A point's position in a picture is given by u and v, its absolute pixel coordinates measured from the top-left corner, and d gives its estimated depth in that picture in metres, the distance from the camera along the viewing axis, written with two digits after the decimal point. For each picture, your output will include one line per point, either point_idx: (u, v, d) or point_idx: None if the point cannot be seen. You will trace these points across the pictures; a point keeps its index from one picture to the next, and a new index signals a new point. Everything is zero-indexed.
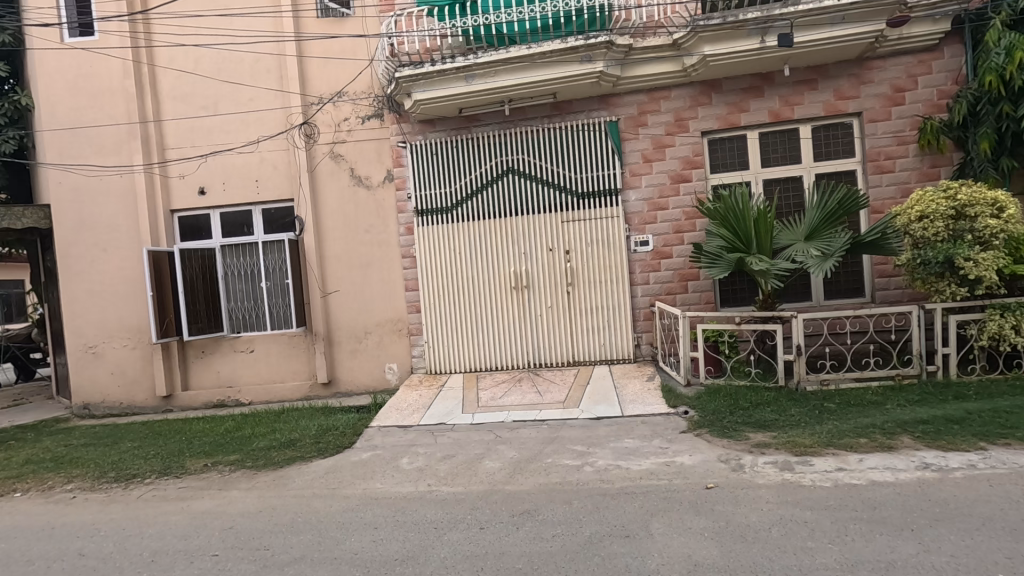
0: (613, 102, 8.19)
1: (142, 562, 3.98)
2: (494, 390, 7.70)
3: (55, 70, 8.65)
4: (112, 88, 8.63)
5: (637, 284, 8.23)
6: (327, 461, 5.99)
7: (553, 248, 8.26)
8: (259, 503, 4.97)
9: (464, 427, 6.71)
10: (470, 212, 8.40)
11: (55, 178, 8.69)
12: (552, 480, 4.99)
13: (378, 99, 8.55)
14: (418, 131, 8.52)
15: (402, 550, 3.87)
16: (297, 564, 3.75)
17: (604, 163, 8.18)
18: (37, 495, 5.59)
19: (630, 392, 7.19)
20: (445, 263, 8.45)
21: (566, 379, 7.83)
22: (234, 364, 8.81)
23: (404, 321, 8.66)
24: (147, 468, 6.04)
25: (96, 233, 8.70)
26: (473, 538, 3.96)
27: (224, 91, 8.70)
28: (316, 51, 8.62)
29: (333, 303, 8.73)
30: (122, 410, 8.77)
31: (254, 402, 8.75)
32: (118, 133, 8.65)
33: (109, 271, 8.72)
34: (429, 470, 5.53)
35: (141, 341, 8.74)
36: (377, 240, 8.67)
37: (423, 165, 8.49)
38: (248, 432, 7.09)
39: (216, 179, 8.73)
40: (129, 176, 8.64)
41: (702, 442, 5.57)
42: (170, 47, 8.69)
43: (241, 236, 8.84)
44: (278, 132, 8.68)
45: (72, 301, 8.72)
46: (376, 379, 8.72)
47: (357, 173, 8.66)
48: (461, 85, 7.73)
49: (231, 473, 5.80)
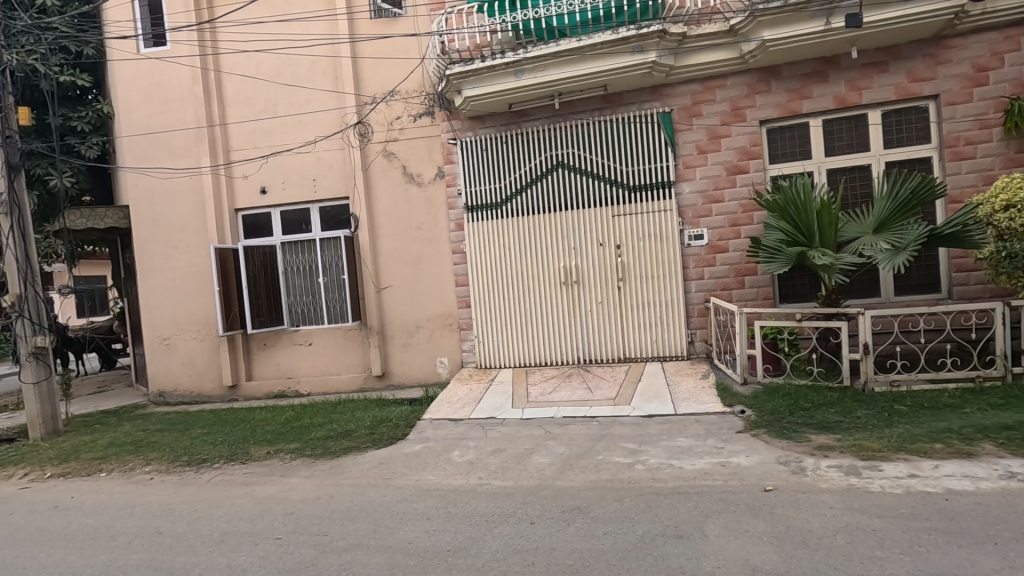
0: (666, 92, 7.99)
1: (212, 542, 4.22)
2: (544, 386, 7.69)
3: (131, 78, 9.23)
4: (181, 94, 9.13)
5: (691, 280, 8.01)
6: (381, 452, 6.16)
7: (603, 243, 8.16)
8: (318, 490, 5.17)
9: (514, 422, 6.75)
10: (520, 208, 8.40)
11: (132, 180, 9.30)
12: (603, 477, 4.94)
13: (430, 96, 8.68)
14: (468, 128, 8.59)
15: (454, 541, 3.94)
16: (354, 551, 3.88)
17: (657, 155, 8.00)
18: (120, 475, 6.04)
19: (683, 390, 7.02)
20: (494, 258, 8.51)
21: (617, 375, 7.74)
22: (293, 356, 9.19)
23: (455, 316, 8.78)
24: (216, 453, 6.39)
25: (168, 231, 9.25)
26: (524, 533, 3.97)
27: (284, 93, 9.05)
28: (369, 52, 8.83)
29: (387, 298, 8.96)
30: (192, 398, 9.31)
31: (312, 393, 9.10)
32: (188, 136, 9.15)
33: (180, 267, 9.26)
34: (479, 463, 5.58)
35: (208, 333, 9.25)
36: (429, 236, 8.81)
37: (473, 161, 8.55)
38: (307, 422, 7.38)
39: (277, 179, 9.10)
40: (197, 178, 9.13)
41: (760, 443, 5.37)
42: (234, 54, 9.10)
43: (300, 233, 9.18)
44: (334, 132, 8.96)
45: (148, 296, 9.33)
46: (427, 373, 8.88)
47: (409, 170, 8.82)
48: (511, 81, 7.72)
49: (292, 461, 6.06)
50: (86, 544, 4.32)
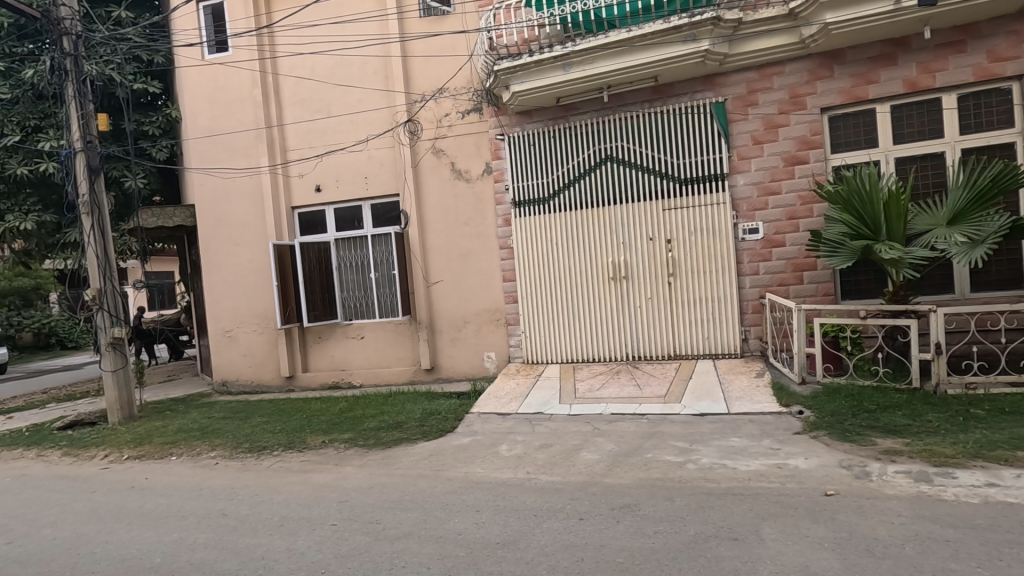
0: (719, 82, 7.74)
1: (272, 525, 4.41)
2: (591, 382, 7.63)
3: (197, 84, 9.72)
4: (242, 97, 9.55)
5: (744, 275, 7.75)
6: (431, 443, 6.28)
7: (653, 237, 8.00)
8: (371, 479, 5.33)
9: (561, 418, 6.73)
10: (568, 202, 8.35)
11: (197, 181, 9.80)
12: (652, 475, 4.86)
13: (478, 93, 8.75)
14: (516, 123, 8.60)
15: (503, 534, 3.97)
16: (406, 540, 3.97)
17: (710, 146, 7.76)
18: (188, 459, 6.42)
19: (737, 389, 6.81)
20: (542, 253, 8.49)
21: (667, 373, 7.58)
22: (346, 349, 9.48)
23: (502, 311, 8.83)
24: (275, 441, 6.68)
25: (230, 229, 9.70)
26: (573, 529, 3.96)
27: (337, 94, 9.31)
28: (419, 51, 8.97)
29: (436, 293, 9.10)
30: (252, 387, 9.76)
31: (364, 384, 9.37)
32: (248, 138, 9.55)
33: (241, 263, 9.70)
34: (527, 458, 5.60)
35: (267, 326, 9.65)
36: (477, 232, 8.89)
37: (521, 156, 8.56)
38: (359, 413, 7.61)
39: (330, 177, 9.38)
40: (256, 177, 9.53)
41: (819, 445, 5.15)
42: (291, 57, 9.44)
43: (352, 230, 9.44)
44: (384, 130, 9.15)
45: (212, 290, 9.83)
46: (475, 367, 8.97)
47: (457, 166, 8.91)
48: (559, 75, 7.66)
49: (346, 450, 6.26)
50: (159, 522, 4.61)
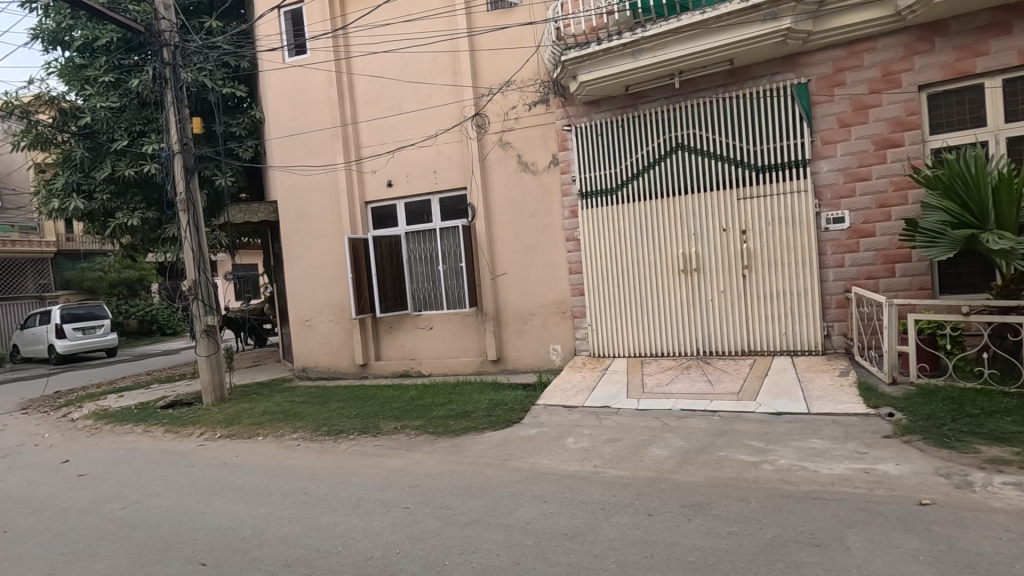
0: (802, 62, 7.30)
1: (350, 505, 4.64)
2: (660, 376, 7.46)
3: (279, 86, 10.28)
4: (319, 97, 10.00)
5: (827, 267, 7.29)
6: (498, 433, 6.37)
7: (727, 228, 7.69)
8: (440, 466, 5.48)
9: (629, 412, 6.63)
10: (636, 193, 8.18)
11: (280, 178, 10.38)
12: (725, 474, 4.70)
13: (545, 84, 8.71)
14: (584, 113, 8.51)
15: (570, 526, 3.98)
16: (475, 526, 4.07)
17: (790, 131, 7.34)
18: (273, 439, 6.86)
19: (818, 388, 6.44)
20: (608, 245, 8.38)
21: (740, 369, 7.28)
22: (416, 339, 9.77)
23: (568, 303, 8.79)
24: (351, 426, 7.01)
25: (308, 224, 10.21)
26: (642, 524, 3.90)
27: (408, 91, 9.55)
28: (487, 45, 9.05)
29: (502, 285, 9.19)
30: (329, 374, 10.27)
31: (433, 373, 9.63)
32: (324, 136, 10.00)
33: (319, 256, 10.21)
34: (594, 451, 5.56)
35: (342, 316, 10.11)
36: (543, 224, 8.88)
37: (588, 147, 8.47)
38: (429, 401, 7.84)
39: (401, 172, 9.66)
40: (332, 174, 9.97)
41: (913, 451, 4.78)
42: (364, 56, 9.77)
43: (421, 224, 9.68)
44: (453, 125, 9.30)
45: (293, 282, 10.41)
46: (541, 359, 9.00)
47: (524, 159, 8.93)
48: (628, 62, 7.48)
49: (416, 436, 6.48)
50: (249, 497, 4.97)
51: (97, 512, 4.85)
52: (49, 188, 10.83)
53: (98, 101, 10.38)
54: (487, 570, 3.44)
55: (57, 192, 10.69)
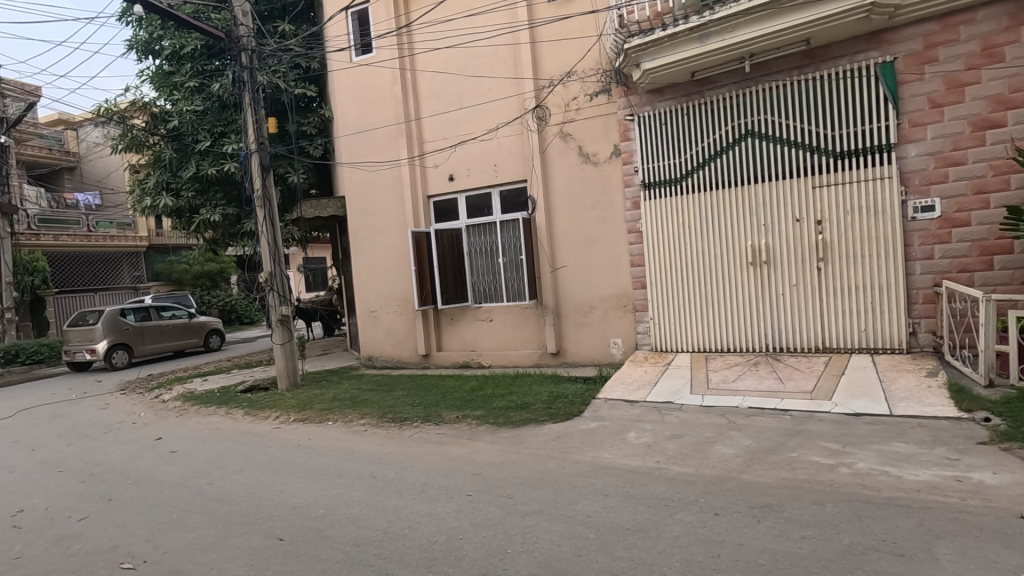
0: (887, 39, 6.81)
1: (415, 490, 4.79)
2: (725, 373, 7.21)
3: (347, 85, 10.64)
4: (385, 94, 10.28)
5: (913, 260, 6.79)
6: (558, 426, 6.38)
7: (801, 219, 7.30)
8: (501, 456, 5.55)
9: (693, 409, 6.45)
10: (702, 182, 7.91)
11: (347, 174, 10.76)
12: (797, 476, 4.49)
13: (607, 73, 8.57)
14: (647, 102, 8.30)
15: (633, 521, 3.93)
16: (536, 516, 4.10)
17: (873, 114, 6.85)
18: (343, 424, 7.18)
19: (901, 389, 6.02)
20: (672, 236, 8.16)
21: (814, 367, 6.92)
22: (476, 331, 9.91)
23: (630, 297, 8.64)
24: (414, 414, 7.22)
25: (373, 218, 10.55)
26: (707, 523, 3.80)
27: (469, 85, 9.65)
28: (548, 36, 9.01)
29: (562, 278, 9.15)
30: (393, 363, 10.60)
31: (493, 365, 9.74)
32: (389, 132, 10.28)
33: (383, 249, 10.53)
34: (657, 447, 5.46)
35: (405, 307, 10.41)
36: (604, 216, 8.76)
37: (651, 136, 8.26)
38: (489, 392, 7.96)
39: (462, 166, 9.78)
40: (396, 169, 10.24)
41: (1012, 460, 4.39)
42: (427, 53, 9.95)
43: (482, 217, 9.77)
44: (513, 118, 9.33)
45: (360, 274, 10.80)
46: (601, 353, 8.91)
47: (585, 150, 8.83)
48: (695, 47, 7.20)
49: (478, 426, 6.58)
50: (322, 478, 5.23)
51: (187, 486, 5.25)
52: (142, 187, 11.74)
53: (184, 105, 11.12)
54: (550, 560, 3.46)
55: (149, 191, 11.57)
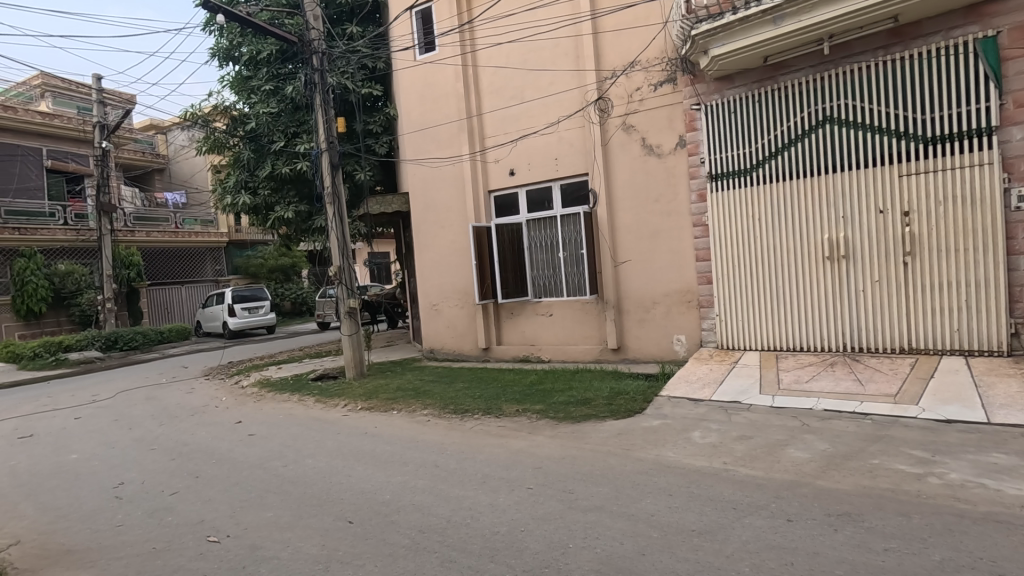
0: (987, 12, 6.25)
1: (477, 480, 4.86)
2: (798, 373, 6.85)
3: (411, 83, 10.88)
4: (447, 91, 10.43)
5: (1017, 254, 6.19)
6: (619, 422, 6.28)
7: (885, 210, 6.83)
8: (562, 451, 5.53)
9: (762, 410, 6.18)
10: (774, 173, 7.55)
11: (410, 171, 11.01)
12: (879, 484, 4.21)
13: (672, 62, 8.31)
14: (715, 90, 8.00)
15: (699, 522, 3.81)
16: (598, 512, 4.06)
17: (970, 94, 6.29)
18: (407, 414, 7.39)
19: (1000, 395, 5.51)
20: (741, 229, 7.84)
21: (898, 369, 6.44)
22: (536, 325, 9.91)
23: (695, 292, 8.38)
24: (476, 406, 7.31)
25: (436, 213, 10.76)
26: (779, 529, 3.63)
27: (530, 79, 9.63)
28: (611, 26, 8.85)
29: (624, 273, 8.99)
30: (454, 356, 10.78)
31: (552, 360, 9.72)
32: (451, 129, 10.43)
33: (445, 243, 10.72)
34: (724, 448, 5.27)
35: (466, 301, 10.56)
36: (668, 209, 8.52)
37: (719, 125, 7.96)
38: (549, 386, 7.96)
39: (523, 161, 9.79)
40: (458, 165, 10.38)
41: None
42: (489, 48, 10.01)
43: (542, 211, 9.74)
44: (575, 111, 9.23)
45: (423, 268, 11.04)
46: (664, 350, 8.70)
47: (649, 142, 8.61)
48: (768, 30, 6.85)
49: (538, 420, 6.59)
50: (387, 465, 5.41)
51: (265, 468, 5.57)
52: (223, 186, 12.51)
53: (261, 107, 11.75)
54: (613, 557, 3.41)
55: (229, 189, 12.31)
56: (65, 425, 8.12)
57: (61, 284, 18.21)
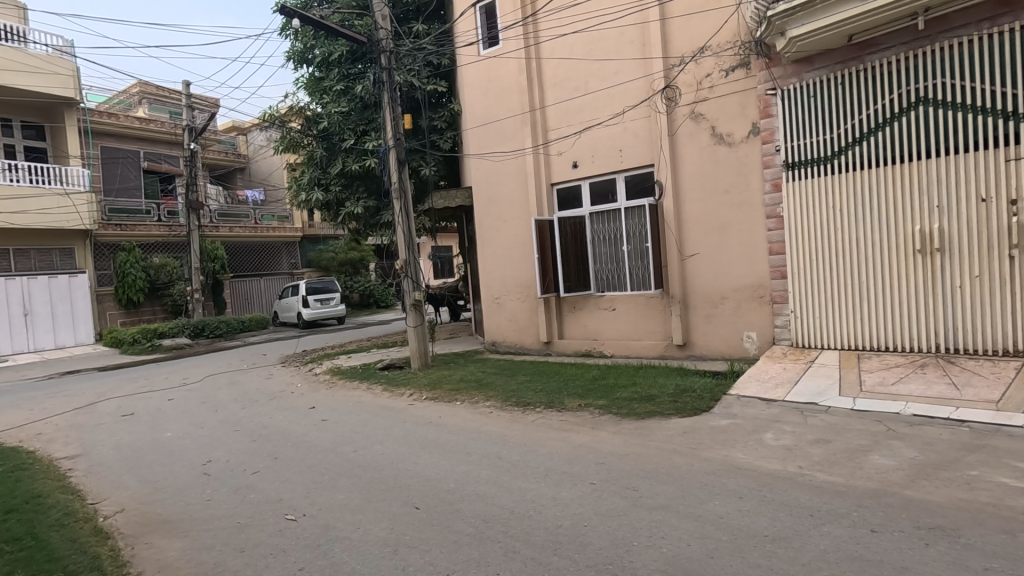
0: None
1: (540, 473, 4.88)
2: (884, 375, 6.38)
3: (474, 79, 10.97)
4: (510, 84, 10.43)
5: None
6: (685, 420, 6.11)
7: (988, 198, 6.23)
8: (625, 447, 5.45)
9: (842, 413, 5.81)
10: (858, 160, 7.06)
11: (474, 165, 11.12)
12: (978, 498, 3.86)
13: (745, 45, 7.94)
14: (792, 73, 7.57)
15: (772, 528, 3.65)
16: (663, 511, 3.97)
17: None
18: (470, 405, 7.52)
19: None
20: (821, 221, 7.38)
21: (1001, 373, 5.87)
22: (599, 319, 9.79)
23: (768, 287, 7.99)
24: (538, 400, 7.33)
25: (499, 207, 10.82)
26: (862, 540, 3.41)
27: (595, 70, 9.47)
28: (680, 11, 8.57)
29: (690, 266, 8.72)
30: (516, 349, 10.83)
31: (615, 355, 9.57)
32: (514, 122, 10.44)
33: (507, 237, 10.77)
34: (799, 451, 5.00)
35: (528, 295, 10.58)
36: (739, 200, 8.16)
37: (797, 111, 7.53)
38: (612, 381, 7.86)
39: (587, 153, 9.66)
40: (520, 158, 10.38)
41: None
42: (552, 40, 9.93)
43: (606, 204, 9.58)
44: (641, 100, 9.00)
45: (485, 262, 11.16)
46: (733, 347, 8.37)
47: (719, 130, 8.28)
48: (854, 6, 6.40)
49: (601, 416, 6.52)
50: (452, 454, 5.52)
51: (337, 452, 5.84)
52: (298, 183, 13.11)
53: (333, 107, 12.23)
54: (679, 558, 3.33)
55: (303, 186, 12.92)
56: (161, 405, 8.83)
57: (156, 275, 19.83)
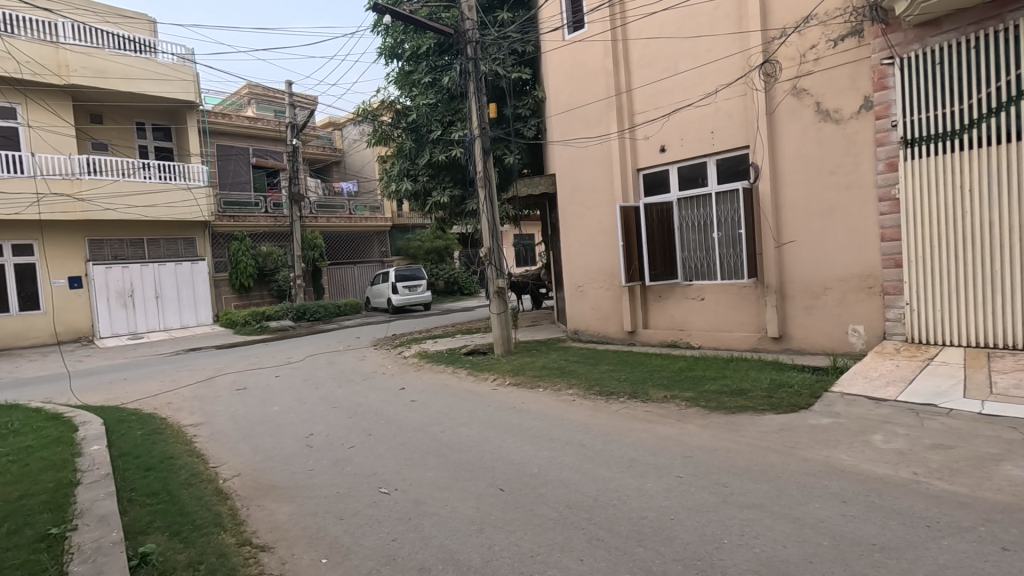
0: None
1: (623, 463, 4.81)
2: (1020, 376, 5.66)
3: (559, 64, 10.84)
4: (596, 68, 10.22)
5: None
6: (781, 417, 5.77)
7: None
8: (714, 441, 5.24)
9: (966, 417, 5.22)
10: (994, 133, 6.25)
11: (558, 152, 11.05)
12: None
13: (857, 11, 7.25)
14: (914, 39, 6.81)
15: (881, 537, 3.36)
16: (756, 511, 3.78)
17: None
18: (552, 392, 7.56)
19: None
20: (946, 203, 6.60)
21: None
22: (686, 309, 9.45)
23: (878, 277, 7.33)
24: (622, 389, 7.22)
25: (582, 194, 10.69)
26: (991, 558, 3.06)
27: (686, 48, 9.04)
28: None
29: (788, 254, 8.16)
30: (598, 338, 10.72)
31: (704, 346, 9.20)
32: (599, 107, 10.23)
33: (591, 224, 10.62)
34: (913, 456, 4.57)
35: (611, 283, 10.40)
36: (847, 182, 7.51)
37: (919, 81, 6.77)
38: (700, 373, 7.58)
39: (675, 136, 9.28)
40: (605, 144, 10.16)
41: None
42: (641, 20, 9.60)
43: (696, 188, 9.17)
44: (735, 78, 8.50)
45: (568, 250, 11.08)
46: (836, 341, 7.77)
47: (824, 107, 7.65)
48: None
49: (688, 408, 6.32)
50: (535, 440, 5.58)
51: (425, 432, 6.09)
52: (389, 174, 13.69)
53: (421, 99, 12.63)
54: (773, 560, 3.17)
55: (394, 177, 13.46)
56: (269, 381, 9.63)
57: (264, 262, 21.58)
